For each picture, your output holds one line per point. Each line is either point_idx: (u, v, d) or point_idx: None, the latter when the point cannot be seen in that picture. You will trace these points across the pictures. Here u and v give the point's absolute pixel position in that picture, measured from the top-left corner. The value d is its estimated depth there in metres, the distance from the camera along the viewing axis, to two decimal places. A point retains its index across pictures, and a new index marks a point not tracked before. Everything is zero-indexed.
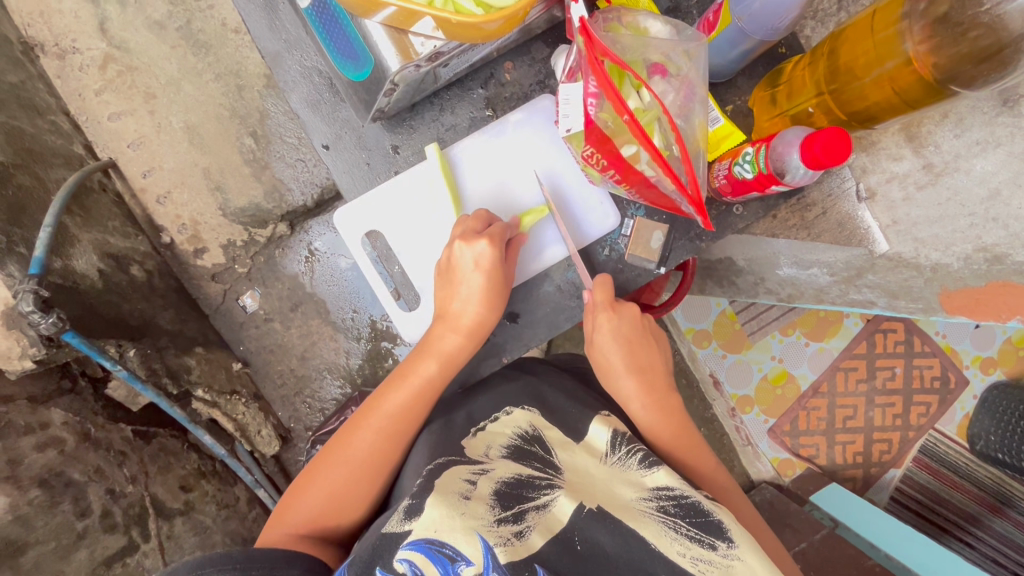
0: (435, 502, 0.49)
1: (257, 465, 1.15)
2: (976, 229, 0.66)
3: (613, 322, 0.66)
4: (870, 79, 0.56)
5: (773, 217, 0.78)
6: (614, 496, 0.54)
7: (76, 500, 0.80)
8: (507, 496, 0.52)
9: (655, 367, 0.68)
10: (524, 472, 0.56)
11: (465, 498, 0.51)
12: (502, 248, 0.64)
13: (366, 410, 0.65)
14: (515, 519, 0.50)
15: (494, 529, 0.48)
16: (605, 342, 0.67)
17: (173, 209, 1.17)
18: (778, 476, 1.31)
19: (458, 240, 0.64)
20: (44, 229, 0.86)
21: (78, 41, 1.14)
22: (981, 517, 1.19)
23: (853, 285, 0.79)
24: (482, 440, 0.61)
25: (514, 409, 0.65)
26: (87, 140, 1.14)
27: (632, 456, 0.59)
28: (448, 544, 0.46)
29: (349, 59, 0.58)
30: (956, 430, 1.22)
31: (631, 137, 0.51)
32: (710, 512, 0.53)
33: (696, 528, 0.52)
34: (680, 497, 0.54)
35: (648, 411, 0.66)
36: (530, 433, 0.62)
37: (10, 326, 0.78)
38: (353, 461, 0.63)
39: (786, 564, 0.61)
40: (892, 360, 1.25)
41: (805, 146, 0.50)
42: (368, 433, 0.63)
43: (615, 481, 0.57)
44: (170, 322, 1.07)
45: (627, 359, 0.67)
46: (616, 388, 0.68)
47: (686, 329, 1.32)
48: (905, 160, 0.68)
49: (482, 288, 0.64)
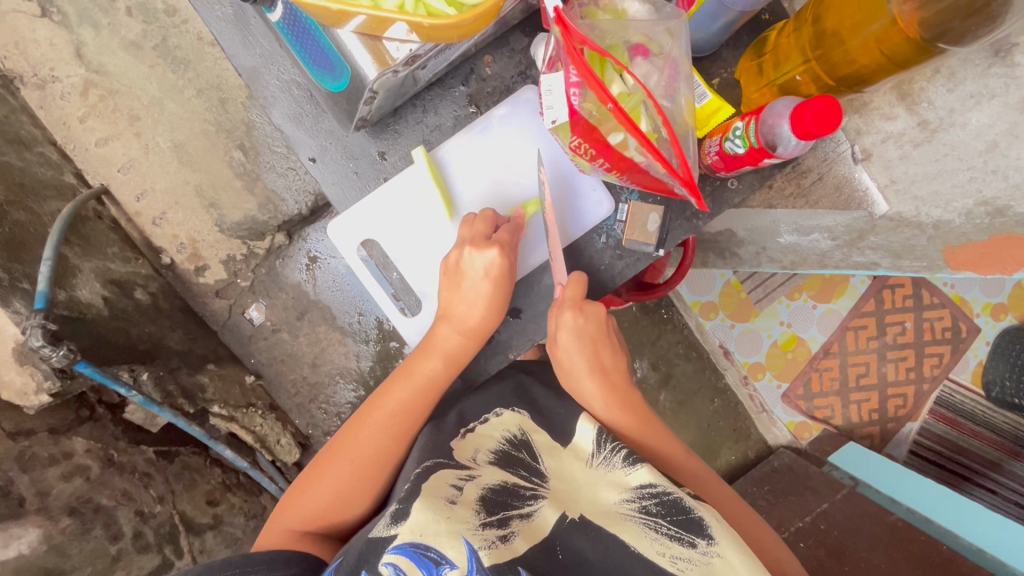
0: (421, 505, 0.52)
1: (281, 473, 1.17)
2: (976, 183, 0.61)
3: (578, 321, 0.64)
4: (857, 41, 0.54)
5: (769, 188, 0.76)
6: (597, 502, 0.57)
7: (108, 524, 0.82)
8: (493, 502, 0.55)
9: (615, 366, 0.68)
10: (510, 479, 0.59)
11: (452, 502, 0.54)
12: (512, 256, 0.64)
13: (370, 407, 0.65)
14: (500, 524, 0.53)
15: (479, 533, 0.51)
16: (568, 343, 0.65)
17: (170, 229, 1.17)
18: (795, 440, 1.31)
19: (468, 245, 0.63)
20: (45, 263, 0.88)
21: (57, 69, 1.13)
22: (1001, 463, 1.21)
23: (856, 248, 0.81)
24: (470, 443, 0.63)
25: (504, 411, 0.66)
26: (77, 169, 1.14)
27: (616, 454, 0.61)
28: (432, 547, 0.49)
29: (326, 70, 0.57)
30: (970, 378, 1.23)
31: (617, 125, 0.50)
32: (691, 509, 0.55)
33: (676, 527, 0.54)
34: (663, 495, 0.56)
35: (612, 411, 0.66)
36: (519, 438, 0.64)
37: (22, 362, 0.81)
38: (360, 459, 0.63)
39: (764, 546, 0.61)
40: (901, 315, 1.25)
41: (795, 116, 0.49)
42: (374, 432, 0.64)
43: (598, 485, 0.59)
44: (180, 341, 1.08)
45: (590, 360, 0.66)
46: (577, 389, 0.67)
47: (691, 302, 1.31)
48: (899, 119, 0.65)
49: (488, 292, 0.63)
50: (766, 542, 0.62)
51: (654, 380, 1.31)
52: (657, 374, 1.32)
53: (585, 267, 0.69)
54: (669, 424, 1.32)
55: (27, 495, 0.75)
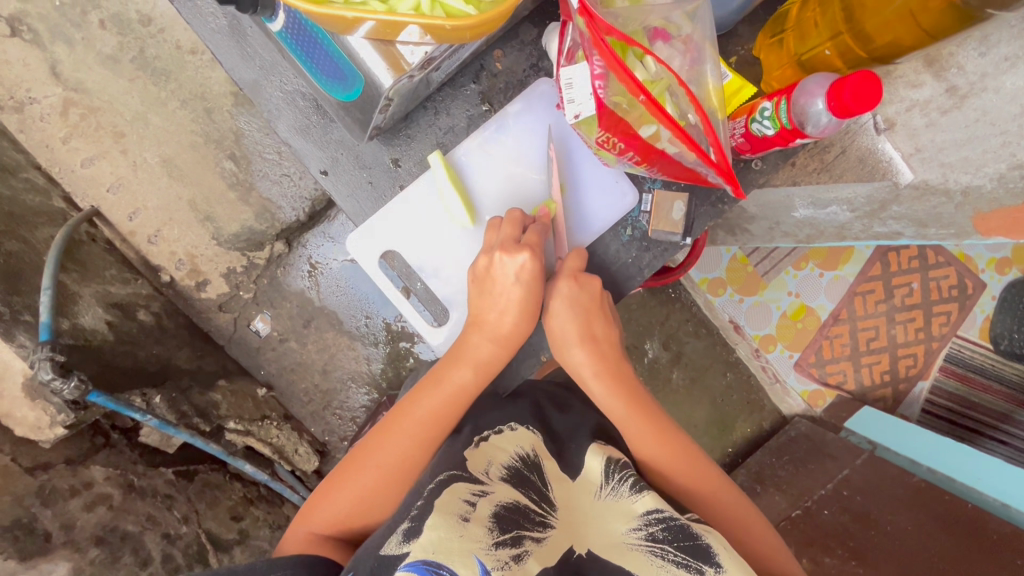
0: (433, 523, 0.51)
1: (301, 483, 1.15)
2: (1010, 147, 0.58)
3: (573, 291, 0.62)
4: (892, 9, 0.52)
5: (792, 164, 0.69)
6: (606, 533, 0.56)
7: (136, 550, 0.81)
8: (506, 519, 0.54)
9: (607, 336, 0.64)
10: (521, 501, 0.57)
11: (464, 519, 0.52)
12: (544, 258, 0.62)
13: (399, 413, 0.62)
14: (513, 542, 0.52)
15: (492, 552, 0.51)
16: (560, 311, 0.62)
17: (167, 246, 1.15)
18: (810, 409, 1.31)
19: (498, 250, 0.61)
20: (45, 292, 0.86)
21: (33, 90, 1.09)
22: (1012, 414, 1.22)
23: (879, 218, 0.81)
24: (483, 454, 0.60)
25: (518, 427, 0.65)
26: (65, 192, 1.11)
27: (624, 483, 0.59)
28: (444, 565, 0.49)
29: (336, 80, 0.56)
30: (978, 334, 1.24)
31: (649, 118, 0.49)
32: (699, 535, 0.53)
33: (684, 553, 0.52)
34: (669, 520, 0.54)
35: (602, 382, 0.63)
36: (531, 459, 0.62)
37: (33, 397, 0.80)
38: (384, 467, 0.60)
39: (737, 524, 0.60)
40: (907, 276, 1.25)
41: (834, 93, 0.49)
42: (400, 440, 0.61)
43: (607, 516, 0.58)
44: (188, 360, 1.06)
45: (582, 330, 0.63)
46: (566, 358, 0.64)
47: (699, 279, 1.31)
48: (925, 86, 0.60)
49: (520, 299, 0.61)
50: (742, 523, 0.60)
51: (665, 360, 1.31)
52: (668, 354, 1.31)
53: (607, 263, 0.67)
54: (684, 403, 1.32)
55: (52, 529, 0.75)
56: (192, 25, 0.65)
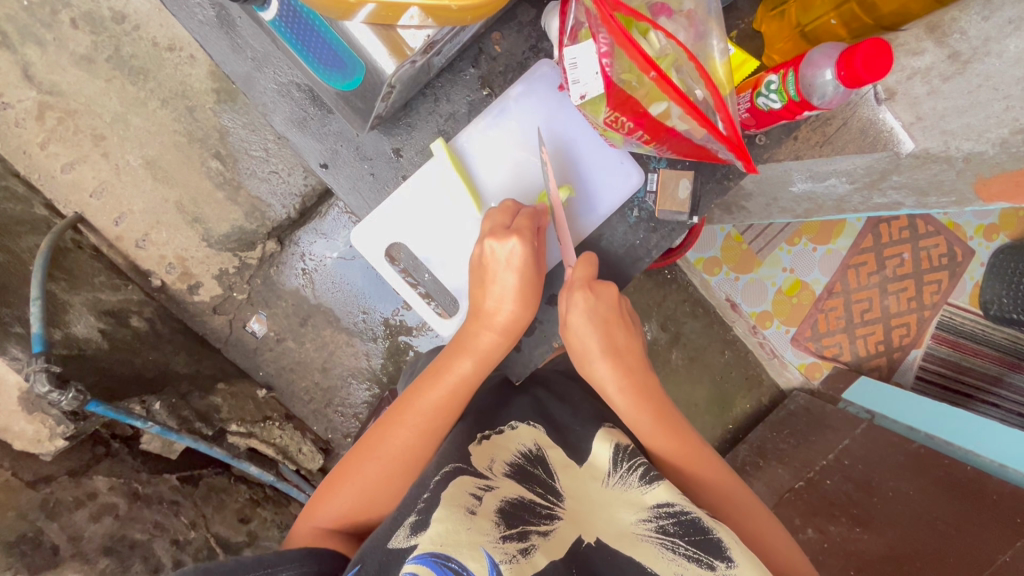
0: (441, 515, 0.48)
1: (307, 481, 1.14)
2: (1012, 112, 0.59)
3: (590, 301, 0.61)
4: None
5: (793, 137, 0.67)
6: (612, 523, 0.53)
7: (146, 558, 0.80)
8: (512, 513, 0.51)
9: (629, 347, 0.63)
10: (527, 496, 0.54)
11: (471, 512, 0.49)
12: (535, 244, 0.61)
13: (401, 405, 0.61)
14: (520, 536, 0.49)
15: (499, 545, 0.47)
16: (580, 324, 0.61)
17: (156, 250, 1.12)
18: (808, 381, 1.32)
19: (488, 237, 0.61)
20: (34, 304, 0.83)
21: (7, 94, 1.06)
22: (1002, 376, 1.24)
23: (877, 188, 0.81)
24: (487, 450, 0.58)
25: (519, 424, 0.63)
26: (47, 199, 1.08)
27: (633, 472, 0.57)
28: (453, 558, 0.45)
29: (332, 69, 0.55)
30: (969, 300, 1.26)
31: (661, 96, 0.50)
32: (710, 529, 0.51)
33: (695, 547, 0.50)
34: (680, 514, 0.52)
35: (625, 395, 0.62)
36: (534, 453, 0.60)
37: (31, 411, 0.79)
38: (388, 459, 0.59)
39: (773, 538, 0.58)
40: (899, 247, 1.27)
41: (844, 62, 0.49)
42: (404, 432, 0.59)
43: (614, 505, 0.55)
44: (186, 364, 1.04)
45: (604, 342, 0.61)
46: (589, 372, 0.63)
47: (695, 259, 1.31)
48: (927, 54, 0.60)
49: (516, 286, 0.60)
50: (775, 539, 0.58)
51: (664, 341, 1.31)
52: (667, 335, 1.32)
53: (616, 248, 0.68)
54: (683, 381, 1.33)
55: (60, 542, 0.73)
56: (178, 17, 0.63)
